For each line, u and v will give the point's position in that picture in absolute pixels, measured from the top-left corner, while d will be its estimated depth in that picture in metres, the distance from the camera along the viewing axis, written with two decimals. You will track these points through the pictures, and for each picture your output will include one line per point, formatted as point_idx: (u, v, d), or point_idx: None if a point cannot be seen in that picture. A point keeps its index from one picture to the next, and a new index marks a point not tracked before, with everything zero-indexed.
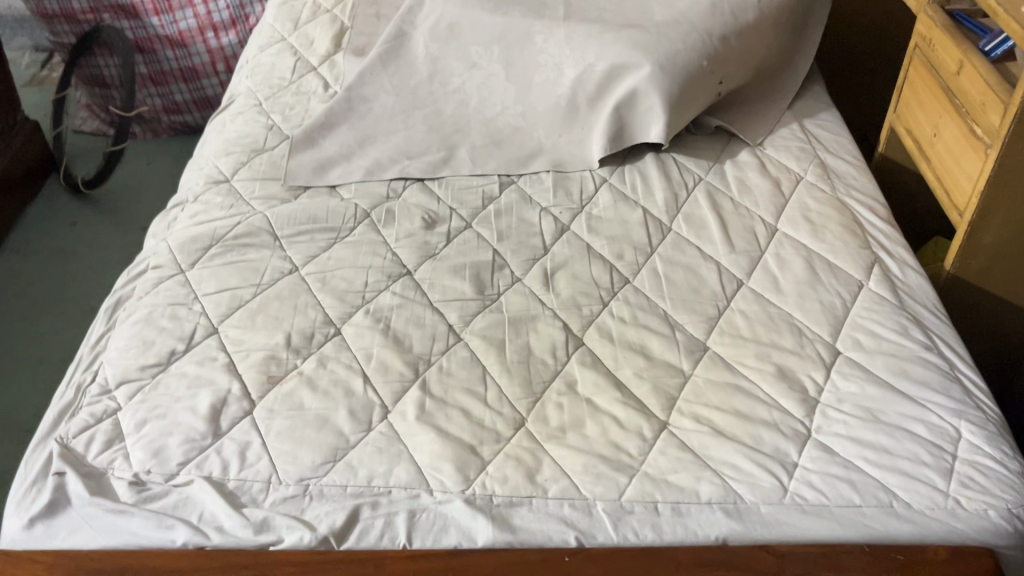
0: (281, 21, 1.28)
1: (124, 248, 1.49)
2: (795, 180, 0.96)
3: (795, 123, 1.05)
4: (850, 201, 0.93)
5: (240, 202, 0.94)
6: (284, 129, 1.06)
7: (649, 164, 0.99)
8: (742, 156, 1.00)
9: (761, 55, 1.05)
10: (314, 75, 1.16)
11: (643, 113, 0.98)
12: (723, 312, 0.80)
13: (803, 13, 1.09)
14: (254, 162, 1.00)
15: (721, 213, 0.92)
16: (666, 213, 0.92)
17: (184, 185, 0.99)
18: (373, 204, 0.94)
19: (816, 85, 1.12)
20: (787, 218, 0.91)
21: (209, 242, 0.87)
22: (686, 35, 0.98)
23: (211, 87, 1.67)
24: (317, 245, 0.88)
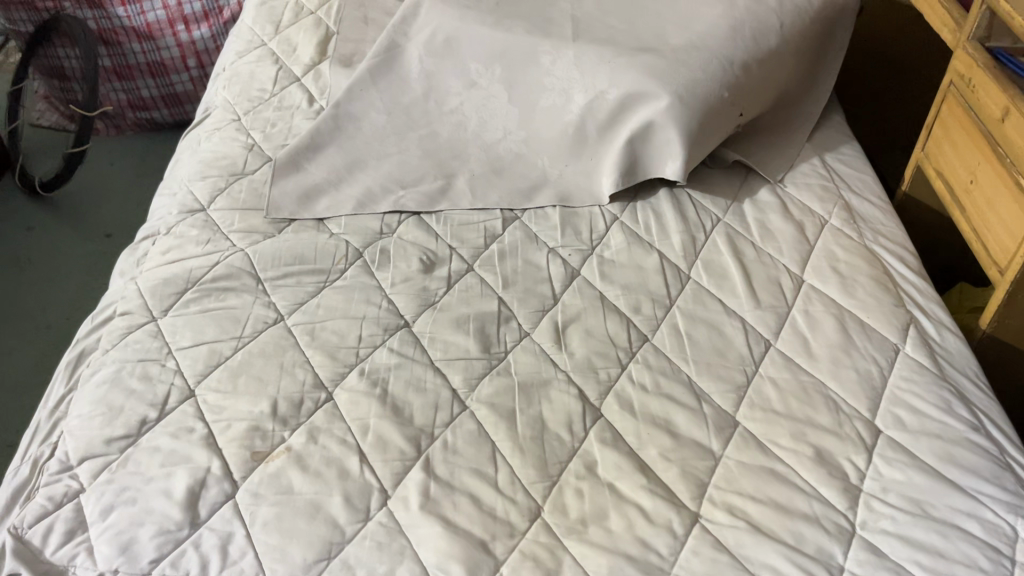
0: (261, 24, 1.18)
1: (86, 257, 1.39)
2: (819, 224, 0.89)
3: (815, 157, 0.98)
4: (878, 248, 0.87)
5: (217, 237, 0.85)
6: (265, 149, 0.98)
7: (663, 201, 0.92)
8: (762, 195, 0.93)
9: (782, 83, 0.98)
10: (298, 86, 1.07)
11: (660, 146, 0.91)
12: (752, 379, 0.73)
13: (823, 39, 1.03)
14: (233, 188, 0.91)
15: (743, 261, 0.85)
16: (683, 259, 0.85)
17: (155, 212, 0.91)
18: (365, 241, 0.86)
19: (835, 114, 1.05)
20: (814, 269, 0.84)
21: (184, 285, 0.79)
22: (706, 63, 0.91)
23: (181, 83, 1.57)
24: (304, 290, 0.79)
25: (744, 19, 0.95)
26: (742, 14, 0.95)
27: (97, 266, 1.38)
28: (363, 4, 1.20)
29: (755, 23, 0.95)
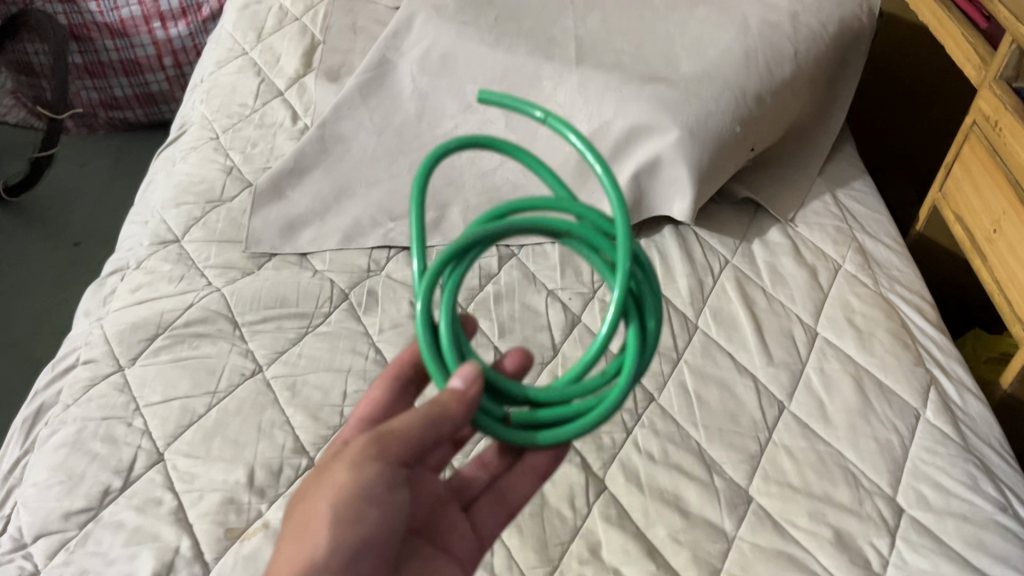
0: (242, 30, 1.12)
1: (54, 268, 1.32)
2: (833, 269, 0.84)
3: (828, 193, 0.93)
4: (895, 298, 0.82)
5: (191, 273, 0.79)
6: (244, 173, 0.91)
7: (669, 239, 0.87)
8: (773, 234, 0.88)
9: (794, 114, 0.93)
10: (280, 101, 1.01)
11: (667, 183, 0.85)
12: (766, 448, 0.68)
13: (837, 66, 0.98)
14: (209, 216, 0.85)
15: (753, 310, 0.80)
16: (690, 305, 0.80)
17: (125, 242, 0.85)
18: (351, 282, 0.80)
19: (847, 144, 1.00)
20: (829, 320, 0.79)
21: (154, 330, 0.73)
22: (718, 94, 0.85)
23: (156, 83, 1.49)
24: (285, 337, 0.74)
25: (758, 46, 0.90)
26: (756, 42, 0.90)
27: (65, 278, 1.31)
28: (352, 11, 1.14)
29: (770, 51, 0.90)
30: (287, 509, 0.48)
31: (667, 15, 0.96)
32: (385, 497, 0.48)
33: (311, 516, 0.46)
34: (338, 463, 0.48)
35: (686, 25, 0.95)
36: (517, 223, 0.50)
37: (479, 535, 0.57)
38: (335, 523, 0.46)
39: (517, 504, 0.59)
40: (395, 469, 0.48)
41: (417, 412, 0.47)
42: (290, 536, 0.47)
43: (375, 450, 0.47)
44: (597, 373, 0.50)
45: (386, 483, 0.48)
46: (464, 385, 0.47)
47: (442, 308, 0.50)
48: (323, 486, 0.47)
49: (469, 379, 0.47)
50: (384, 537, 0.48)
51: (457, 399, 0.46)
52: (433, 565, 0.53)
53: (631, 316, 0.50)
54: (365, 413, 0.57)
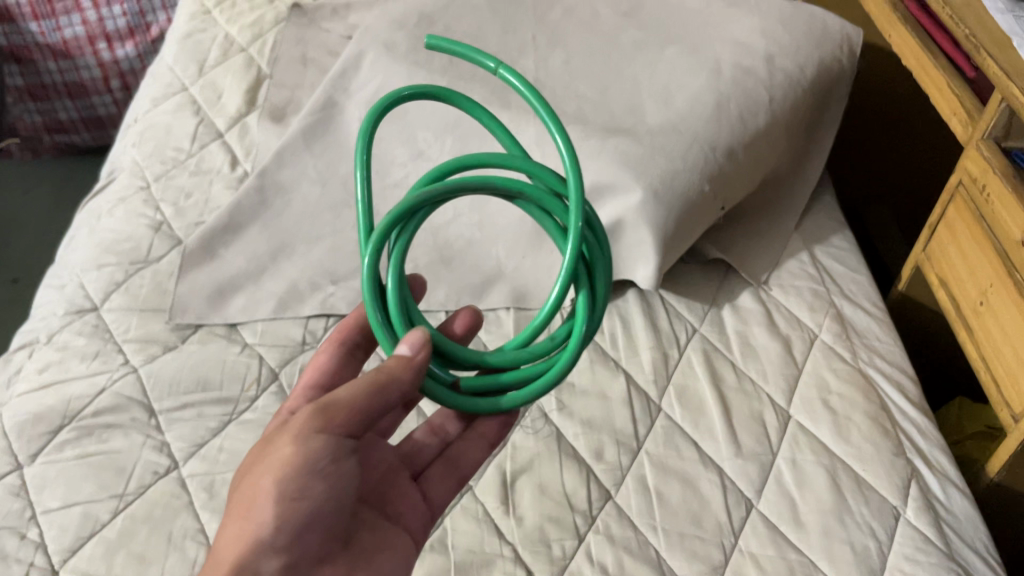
0: (182, 62, 1.04)
1: None
2: (808, 340, 0.78)
3: (804, 250, 0.87)
4: (875, 374, 0.76)
5: (107, 349, 0.72)
6: (174, 228, 0.84)
7: (632, 304, 0.80)
8: (745, 299, 0.82)
9: (769, 166, 0.87)
10: (219, 144, 0.94)
11: (631, 246, 0.78)
12: (730, 558, 0.62)
13: (816, 112, 0.91)
14: (132, 280, 0.78)
15: (722, 389, 0.74)
16: (654, 383, 0.74)
17: (40, 309, 0.78)
18: (283, 360, 0.73)
19: (826, 194, 0.94)
20: (803, 400, 0.73)
21: (60, 421, 0.66)
22: (687, 150, 0.79)
23: (104, 107, 1.43)
24: (206, 427, 0.67)
25: (730, 94, 0.84)
26: (728, 89, 0.84)
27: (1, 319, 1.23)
28: (303, 43, 1.07)
29: (743, 98, 0.84)
30: (235, 479, 0.53)
31: (634, 58, 0.90)
32: (333, 469, 0.52)
33: (262, 489, 0.50)
34: (287, 433, 0.51)
35: (654, 69, 0.88)
36: (462, 182, 0.54)
37: (429, 502, 0.61)
38: (283, 494, 0.50)
39: (468, 471, 0.63)
40: (340, 438, 0.52)
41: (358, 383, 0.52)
42: (240, 505, 0.51)
43: (320, 424, 0.51)
44: (544, 339, 0.57)
45: (333, 455, 0.51)
46: (413, 353, 0.52)
47: (393, 265, 0.54)
48: (271, 460, 0.51)
49: (418, 347, 0.52)
50: (335, 503, 0.52)
51: (401, 368, 0.51)
52: (381, 535, 0.56)
53: (578, 285, 0.56)
54: (313, 380, 0.63)
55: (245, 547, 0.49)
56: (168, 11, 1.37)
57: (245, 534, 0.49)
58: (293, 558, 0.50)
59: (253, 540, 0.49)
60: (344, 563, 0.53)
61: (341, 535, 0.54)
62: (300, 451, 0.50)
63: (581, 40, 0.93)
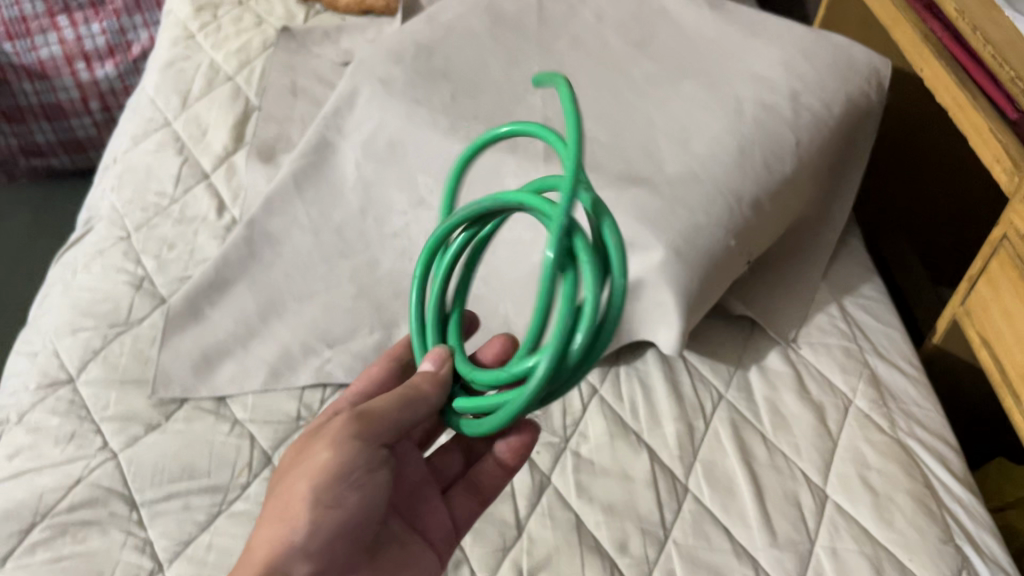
0: (165, 94, 0.98)
1: None
2: (842, 406, 0.73)
3: (833, 303, 0.81)
4: (916, 446, 0.71)
5: (83, 430, 0.66)
6: (156, 286, 0.78)
7: (652, 366, 0.75)
8: (773, 360, 0.76)
9: (795, 212, 0.81)
10: (205, 187, 0.87)
11: (651, 307, 0.72)
12: None
13: (842, 152, 0.85)
14: (111, 347, 0.72)
15: (753, 465, 0.68)
16: (679, 460, 0.68)
17: (11, 380, 0.72)
18: (277, 439, 0.67)
19: (852, 237, 0.88)
20: (840, 477, 0.68)
21: (31, 518, 0.60)
22: (710, 202, 0.73)
23: (83, 128, 1.37)
24: (193, 521, 0.61)
25: (754, 137, 0.78)
26: (753, 132, 0.78)
27: None
28: (292, 70, 1.00)
29: (767, 141, 0.78)
30: (273, 481, 0.51)
31: (648, 92, 0.83)
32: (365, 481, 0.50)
33: (295, 494, 0.49)
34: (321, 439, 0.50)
35: (669, 104, 0.82)
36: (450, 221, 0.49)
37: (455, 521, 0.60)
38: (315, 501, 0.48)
39: (491, 495, 0.61)
40: (374, 449, 0.50)
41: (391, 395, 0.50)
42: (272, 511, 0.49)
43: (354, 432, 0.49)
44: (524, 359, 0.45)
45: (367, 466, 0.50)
46: (434, 369, 0.51)
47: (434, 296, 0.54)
48: (305, 465, 0.49)
49: (440, 362, 0.51)
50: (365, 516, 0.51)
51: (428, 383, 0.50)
52: (407, 551, 0.55)
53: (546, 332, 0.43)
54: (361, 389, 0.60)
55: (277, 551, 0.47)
56: (149, 28, 1.31)
57: (276, 540, 0.48)
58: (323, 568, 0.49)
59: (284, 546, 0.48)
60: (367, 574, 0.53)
61: (367, 548, 0.53)
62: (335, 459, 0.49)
63: (592, 72, 0.86)
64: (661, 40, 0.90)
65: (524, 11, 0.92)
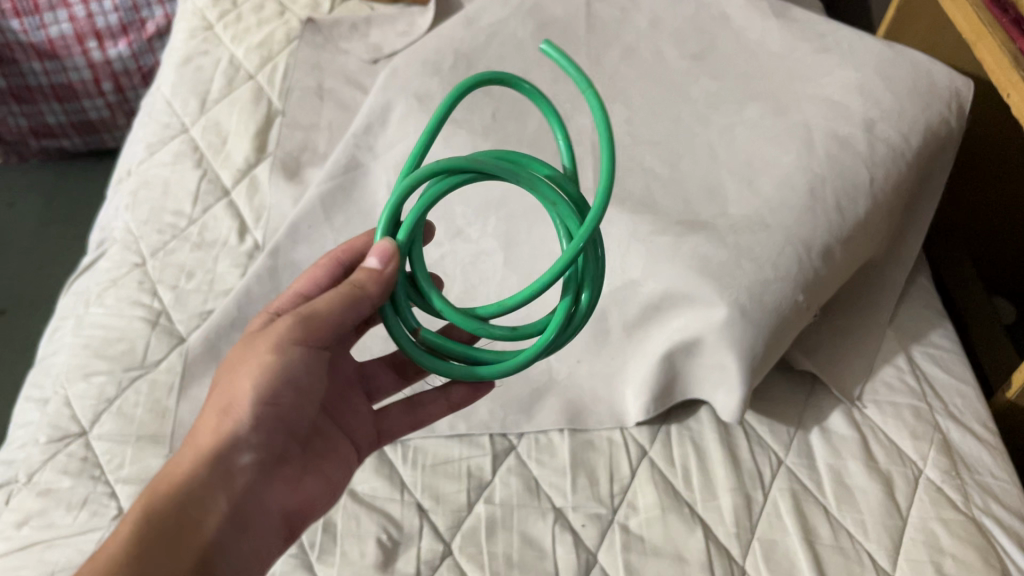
0: (182, 96, 0.91)
1: None
2: (911, 477, 0.68)
3: (901, 353, 0.75)
4: (992, 524, 0.65)
5: (96, 494, 0.61)
6: (173, 322, 0.72)
7: (706, 426, 0.71)
8: (835, 423, 0.71)
9: (867, 254, 0.74)
10: (225, 206, 0.81)
11: (708, 369, 0.68)
12: None
13: (917, 188, 0.78)
14: (127, 396, 0.67)
15: (815, 544, 0.64)
16: (736, 538, 0.64)
17: (22, 428, 0.67)
18: None
19: (919, 274, 0.82)
20: (909, 561, 0.63)
21: None
22: (778, 253, 0.66)
23: (94, 110, 1.33)
24: None
25: (825, 173, 0.69)
26: (824, 167, 0.70)
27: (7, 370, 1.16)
28: (318, 67, 0.93)
29: (841, 179, 0.69)
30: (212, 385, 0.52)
31: (709, 118, 0.76)
32: (296, 383, 0.52)
33: (237, 391, 0.50)
34: (257, 344, 0.51)
35: (732, 133, 0.74)
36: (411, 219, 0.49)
37: (380, 426, 0.62)
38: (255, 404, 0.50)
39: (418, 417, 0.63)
40: (315, 351, 0.52)
41: (337, 292, 0.50)
42: (208, 412, 0.51)
43: (297, 333, 0.51)
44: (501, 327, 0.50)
45: (301, 367, 0.52)
46: (379, 267, 0.48)
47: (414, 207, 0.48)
48: (247, 367, 0.50)
49: (385, 257, 0.48)
50: (291, 415, 0.53)
51: (370, 278, 0.48)
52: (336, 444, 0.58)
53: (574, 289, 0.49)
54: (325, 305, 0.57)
55: (208, 450, 0.49)
56: (165, 6, 1.24)
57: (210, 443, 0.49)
58: (263, 453, 0.51)
59: (220, 441, 0.49)
60: (298, 462, 0.55)
61: (300, 438, 0.55)
62: (276, 364, 0.50)
63: (646, 91, 0.79)
64: (723, 53, 0.82)
65: (572, 16, 0.84)
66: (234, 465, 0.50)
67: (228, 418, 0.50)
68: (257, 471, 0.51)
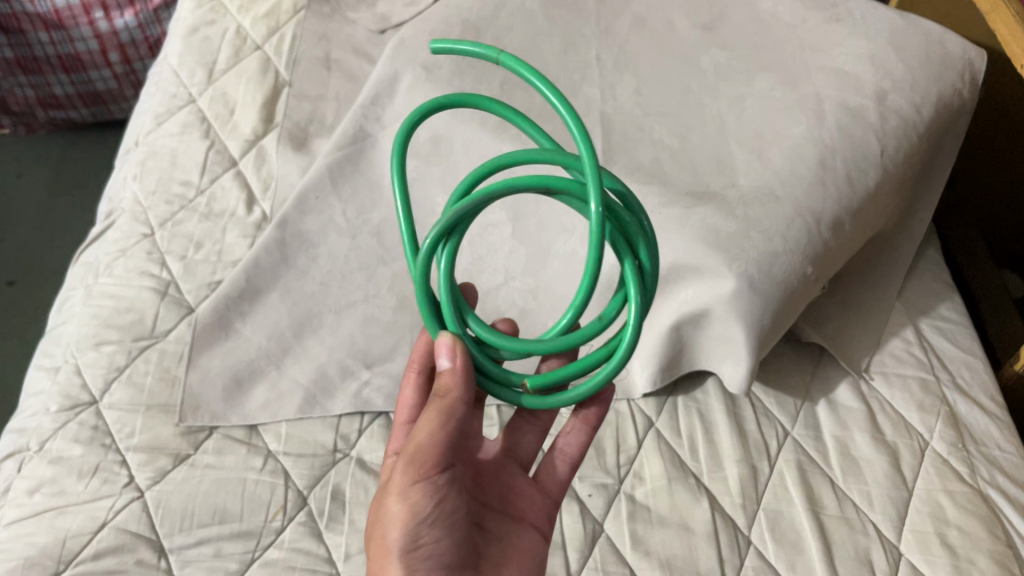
0: (188, 65, 0.91)
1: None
2: (918, 449, 0.68)
3: (909, 326, 0.75)
4: (997, 496, 0.65)
5: (107, 462, 0.62)
6: (182, 293, 0.73)
7: (712, 397, 0.71)
8: (842, 395, 0.72)
9: (877, 226, 0.74)
10: (233, 176, 0.81)
11: (716, 340, 0.68)
12: None
13: (929, 159, 0.77)
14: (137, 364, 0.67)
15: (821, 514, 0.64)
16: (742, 509, 0.65)
17: (33, 396, 0.68)
18: (312, 477, 0.63)
19: (928, 247, 0.82)
20: (915, 532, 0.63)
21: (53, 567, 0.56)
22: (788, 225, 0.65)
23: (101, 80, 1.33)
24: (223, 571, 0.58)
25: (835, 144, 0.69)
26: (834, 138, 0.69)
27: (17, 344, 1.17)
28: (325, 36, 0.92)
29: (850, 150, 0.69)
30: (365, 541, 0.49)
31: (718, 88, 0.76)
32: (440, 518, 0.48)
33: (384, 545, 0.47)
34: (389, 490, 0.48)
35: (742, 104, 0.74)
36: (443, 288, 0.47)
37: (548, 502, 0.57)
38: (406, 553, 0.46)
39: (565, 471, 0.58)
40: (449, 477, 0.48)
41: (430, 416, 0.47)
42: (371, 572, 0.47)
43: (415, 474, 0.47)
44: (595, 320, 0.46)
45: (439, 501, 0.48)
46: (451, 361, 0.47)
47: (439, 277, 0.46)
48: (386, 520, 0.47)
49: (452, 352, 0.47)
50: (454, 545, 0.49)
51: (450, 386, 0.47)
52: (504, 548, 0.53)
53: (623, 250, 0.47)
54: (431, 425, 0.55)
55: None
56: None
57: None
58: None
59: None
60: None
61: (468, 563, 0.50)
62: (417, 503, 0.47)
63: (656, 61, 0.78)
64: (733, 23, 0.81)
65: None
66: None
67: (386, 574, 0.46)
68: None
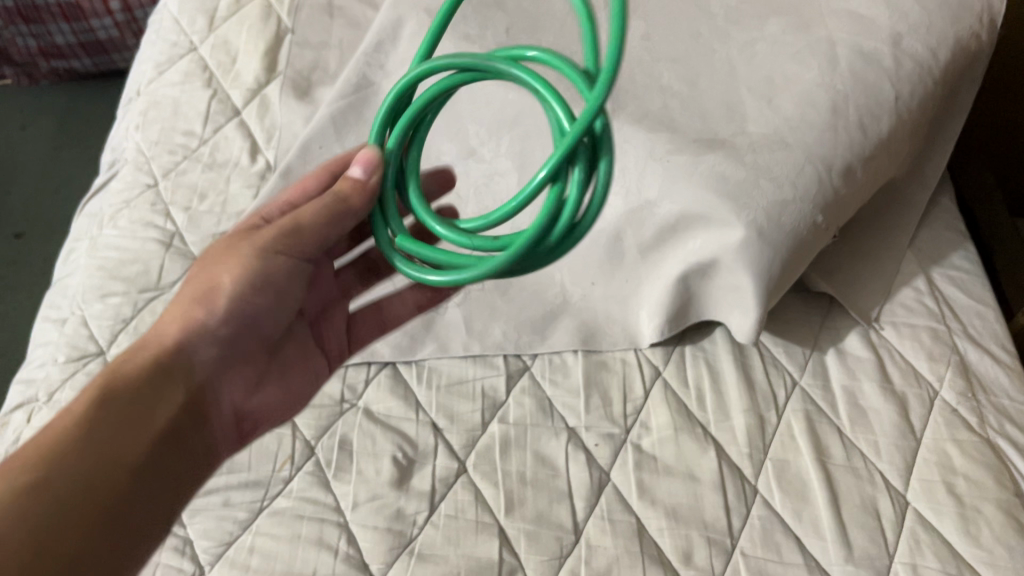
0: (189, 12, 0.89)
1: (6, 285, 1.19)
2: (927, 399, 0.67)
3: (921, 275, 0.74)
4: (1006, 445, 0.65)
5: None
6: (186, 243, 0.72)
7: (720, 347, 0.71)
8: (851, 345, 0.71)
9: (890, 172, 0.72)
10: (237, 125, 0.80)
11: (725, 290, 0.67)
12: None
13: (944, 103, 0.75)
14: (143, 316, 0.67)
15: (827, 464, 0.64)
16: (749, 458, 0.64)
17: (41, 347, 0.68)
18: (319, 427, 0.63)
19: (942, 195, 0.81)
20: (922, 481, 0.63)
21: None
22: (798, 173, 0.64)
23: (103, 29, 1.30)
24: (233, 519, 0.58)
25: (851, 90, 0.66)
26: (849, 83, 0.66)
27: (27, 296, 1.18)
28: None
29: (864, 96, 0.67)
30: (187, 280, 0.53)
31: (729, 33, 0.70)
32: (280, 287, 0.53)
33: (219, 279, 0.50)
34: (244, 243, 0.52)
35: (753, 48, 0.69)
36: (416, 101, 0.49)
37: (350, 333, 0.65)
38: (240, 292, 0.50)
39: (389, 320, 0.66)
40: (298, 260, 0.53)
41: (323, 204, 0.51)
42: (182, 301, 0.50)
43: (285, 246, 0.51)
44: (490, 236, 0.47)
45: (287, 270, 0.52)
46: (364, 176, 0.49)
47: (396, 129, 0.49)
48: (230, 260, 0.51)
49: (369, 166, 0.49)
50: (265, 316, 0.53)
51: (357, 189, 0.49)
52: (290, 364, 0.58)
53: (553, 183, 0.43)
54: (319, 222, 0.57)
55: (170, 344, 0.48)
56: None
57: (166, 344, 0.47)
58: (225, 351, 0.50)
59: (176, 342, 0.48)
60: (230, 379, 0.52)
61: (263, 348, 0.55)
62: (266, 262, 0.51)
63: None
64: None
65: None
66: (200, 351, 0.49)
67: (196, 314, 0.50)
68: (206, 370, 0.49)
